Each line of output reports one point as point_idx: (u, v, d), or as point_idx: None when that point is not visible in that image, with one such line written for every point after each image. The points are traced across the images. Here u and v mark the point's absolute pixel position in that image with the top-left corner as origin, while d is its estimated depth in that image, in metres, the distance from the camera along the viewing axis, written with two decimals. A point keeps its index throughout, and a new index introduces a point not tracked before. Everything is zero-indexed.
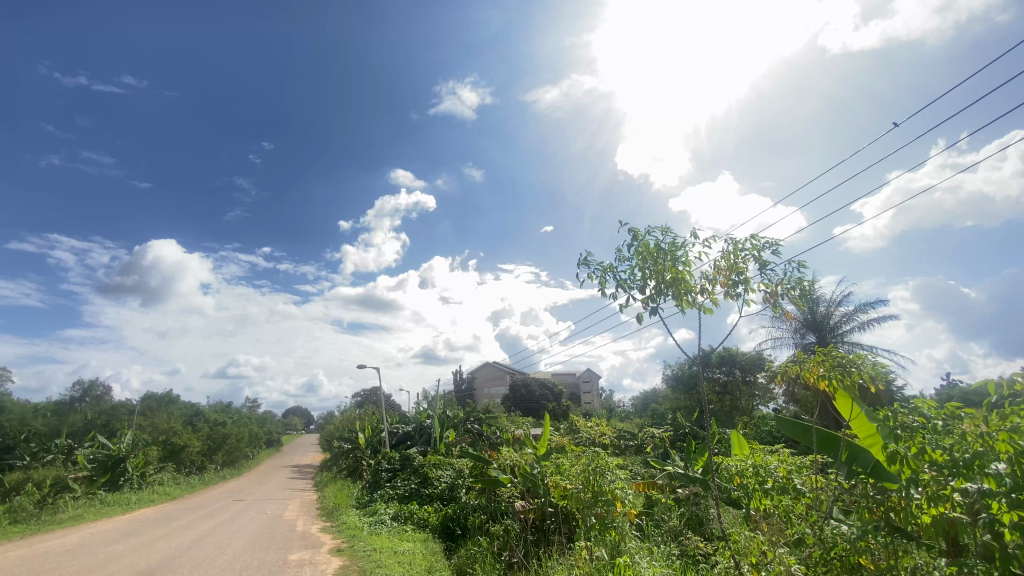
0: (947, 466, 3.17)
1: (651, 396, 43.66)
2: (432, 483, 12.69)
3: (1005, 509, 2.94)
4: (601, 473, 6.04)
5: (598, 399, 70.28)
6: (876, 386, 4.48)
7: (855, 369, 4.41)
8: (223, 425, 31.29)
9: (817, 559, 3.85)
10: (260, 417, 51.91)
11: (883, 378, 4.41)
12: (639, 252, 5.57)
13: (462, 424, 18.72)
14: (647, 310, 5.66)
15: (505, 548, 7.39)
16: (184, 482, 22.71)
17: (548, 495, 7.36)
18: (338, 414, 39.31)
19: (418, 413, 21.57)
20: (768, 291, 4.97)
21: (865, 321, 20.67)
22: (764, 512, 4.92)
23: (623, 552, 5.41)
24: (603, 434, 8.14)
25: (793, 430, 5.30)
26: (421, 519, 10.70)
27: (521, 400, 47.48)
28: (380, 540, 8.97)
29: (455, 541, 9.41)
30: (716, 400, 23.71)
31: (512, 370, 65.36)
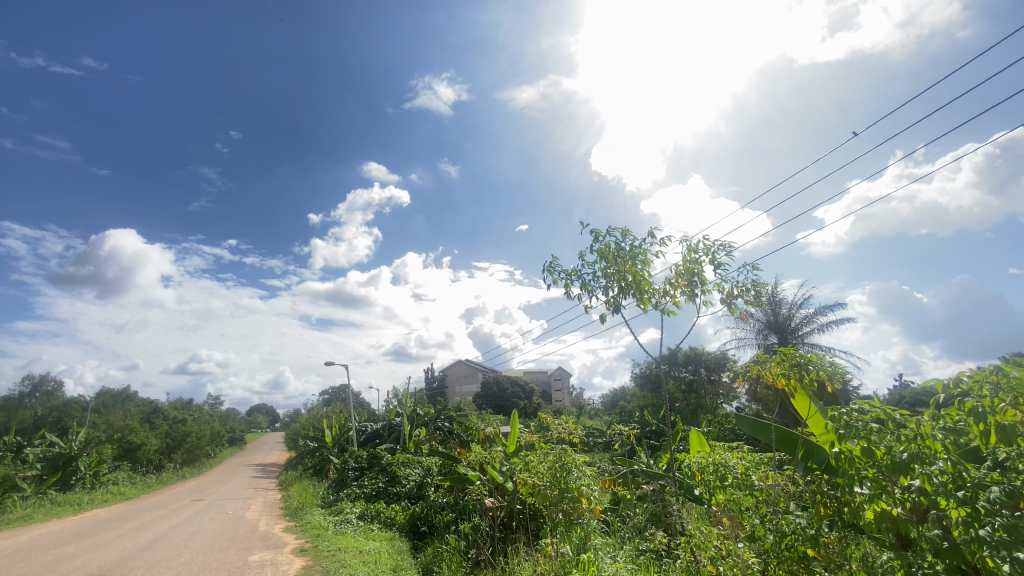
0: (892, 465, 3.30)
1: (620, 395, 44.30)
2: (400, 482, 12.55)
3: (951, 506, 3.08)
4: (568, 470, 6.09)
5: (569, 398, 70.87)
6: (832, 385, 4.66)
7: (812, 368, 4.57)
8: (184, 423, 30.21)
9: (769, 552, 4.00)
10: (224, 414, 50.41)
11: (839, 378, 4.58)
12: (603, 253, 5.65)
13: (433, 422, 18.59)
14: (610, 312, 5.75)
15: (472, 546, 7.38)
16: (140, 481, 21.83)
17: (515, 492, 7.39)
18: (306, 412, 38.51)
19: (388, 411, 21.32)
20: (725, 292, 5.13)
21: (824, 323, 21.44)
22: (723, 506, 5.05)
23: (588, 549, 5.47)
24: (571, 431, 8.18)
25: (754, 428, 5.46)
26: (388, 518, 10.56)
27: (492, 397, 47.51)
28: (345, 539, 8.81)
29: (422, 539, 9.34)
30: (682, 399, 24.21)
31: (483, 368, 65.24)
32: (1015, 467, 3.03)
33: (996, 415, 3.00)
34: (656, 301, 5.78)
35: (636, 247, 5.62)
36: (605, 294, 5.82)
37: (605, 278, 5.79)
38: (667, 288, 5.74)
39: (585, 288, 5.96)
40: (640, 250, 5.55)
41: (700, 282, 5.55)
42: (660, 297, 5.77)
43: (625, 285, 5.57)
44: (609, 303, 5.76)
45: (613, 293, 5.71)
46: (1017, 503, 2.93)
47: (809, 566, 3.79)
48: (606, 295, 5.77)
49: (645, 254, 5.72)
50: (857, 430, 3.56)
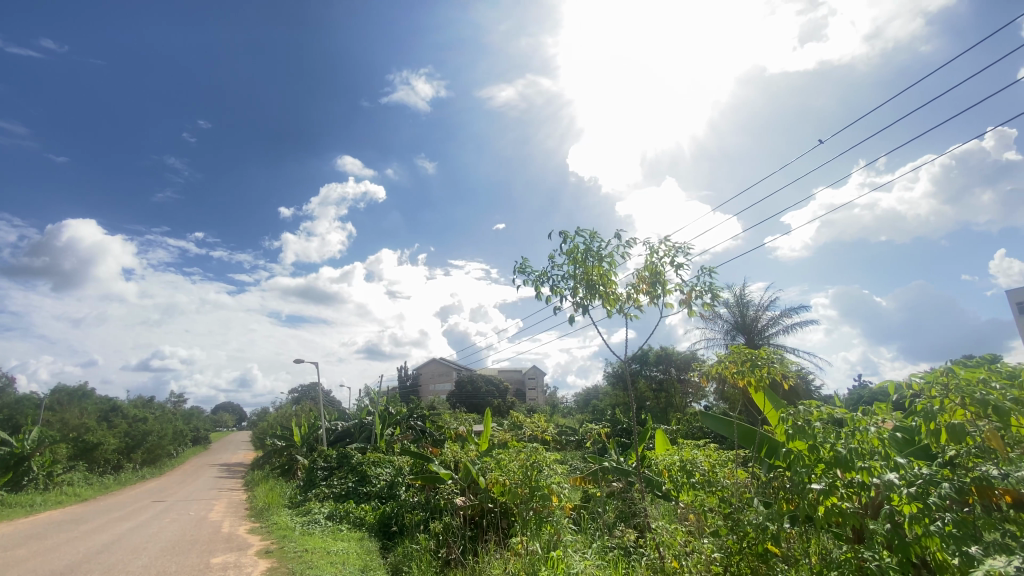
0: (843, 464, 3.44)
1: (592, 393, 44.76)
2: (370, 482, 12.41)
3: (901, 502, 3.24)
4: (538, 468, 6.18)
5: (543, 397, 71.23)
6: (788, 381, 5.03)
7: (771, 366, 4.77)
8: (145, 421, 29.13)
9: (731, 548, 4.14)
10: (187, 412, 48.83)
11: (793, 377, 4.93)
12: (571, 254, 5.71)
13: (405, 421, 18.40)
14: (577, 313, 5.81)
15: (443, 545, 7.34)
16: (97, 482, 20.97)
17: (487, 491, 7.40)
18: (274, 410, 37.67)
19: (359, 409, 21.04)
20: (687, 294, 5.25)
21: (789, 325, 22.10)
22: (690, 503, 5.15)
23: (557, 547, 5.50)
24: (544, 430, 8.22)
25: (718, 426, 5.59)
26: (357, 518, 10.43)
27: (466, 396, 47.33)
28: (312, 540, 8.68)
29: (392, 539, 9.26)
30: (652, 397, 24.58)
31: (457, 367, 64.96)
32: (961, 464, 3.19)
33: (942, 415, 3.15)
34: (621, 304, 5.87)
35: (603, 248, 5.70)
36: (572, 296, 5.88)
37: (572, 279, 5.86)
38: (631, 291, 5.84)
39: (554, 289, 6.00)
40: (607, 252, 5.63)
41: (663, 285, 5.66)
42: (625, 299, 5.86)
43: (592, 286, 5.64)
44: (576, 304, 5.82)
45: (580, 294, 5.76)
46: (965, 499, 3.09)
47: (767, 562, 3.93)
48: (573, 296, 5.83)
49: (611, 256, 5.80)
50: (808, 430, 3.68)
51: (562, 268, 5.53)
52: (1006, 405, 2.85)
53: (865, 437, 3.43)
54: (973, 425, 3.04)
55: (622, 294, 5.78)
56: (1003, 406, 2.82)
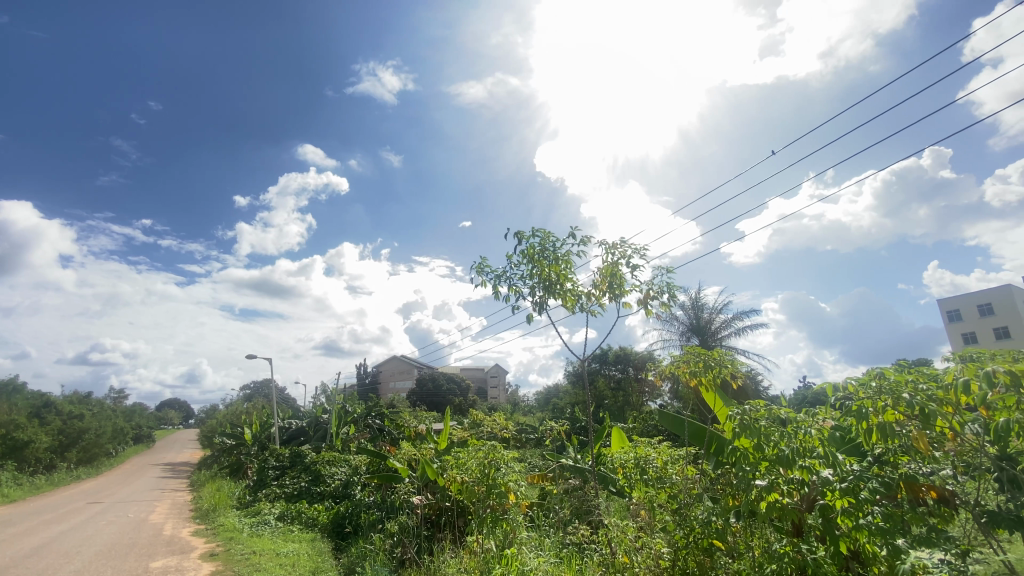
0: (786, 463, 3.61)
1: (552, 392, 45.28)
2: (324, 481, 12.12)
3: (835, 497, 3.44)
4: (496, 466, 6.19)
5: (504, 395, 71.40)
6: (738, 381, 5.20)
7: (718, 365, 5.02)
8: (81, 418, 27.42)
9: (679, 543, 4.30)
10: (130, 409, 46.22)
11: (741, 376, 5.11)
12: (527, 253, 5.75)
13: (363, 419, 18.02)
14: (536, 312, 5.87)
15: (398, 545, 7.23)
16: (26, 482, 19.58)
17: (444, 489, 7.36)
18: (225, 408, 36.20)
19: (315, 407, 20.50)
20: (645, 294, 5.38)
21: (740, 327, 23.01)
22: (642, 499, 5.29)
23: (512, 544, 5.54)
24: (503, 428, 8.21)
25: (671, 424, 5.76)
26: (310, 518, 10.19)
27: (427, 394, 46.82)
28: (261, 542, 8.40)
29: (345, 539, 9.09)
30: (610, 396, 25.02)
31: (418, 364, 64.21)
32: (891, 461, 3.40)
33: (875, 415, 3.33)
34: (579, 303, 5.96)
35: (560, 248, 5.78)
36: (530, 295, 5.93)
37: (530, 278, 5.91)
38: (590, 290, 5.94)
39: (512, 288, 6.04)
40: (564, 251, 5.70)
41: (620, 285, 5.78)
42: (584, 299, 5.96)
43: (549, 284, 5.69)
44: (535, 304, 5.89)
45: (538, 293, 5.82)
46: (893, 494, 3.30)
47: (712, 556, 4.13)
48: (531, 295, 5.88)
49: (569, 256, 5.89)
50: (754, 429, 3.84)
51: (519, 266, 5.57)
52: (930, 406, 3.04)
53: (805, 437, 3.60)
54: (901, 425, 3.23)
55: (580, 293, 5.86)
56: (930, 408, 2.99)
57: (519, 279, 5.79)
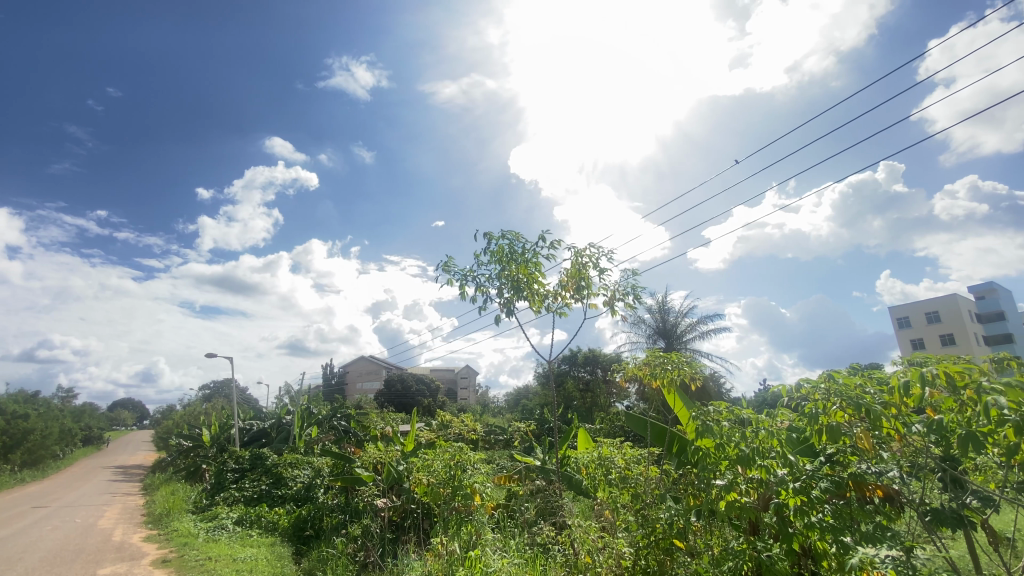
0: (745, 463, 3.71)
1: (521, 394, 45.45)
2: (285, 484, 11.82)
3: (790, 496, 3.55)
4: (461, 468, 6.15)
5: (474, 396, 71.13)
6: (696, 381, 5.38)
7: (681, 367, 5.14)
8: (25, 418, 25.95)
9: (641, 542, 4.37)
10: (80, 409, 43.96)
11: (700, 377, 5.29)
12: (496, 254, 5.76)
13: (328, 421, 17.65)
14: (504, 313, 5.88)
15: (361, 549, 7.10)
16: None
17: (410, 491, 7.28)
18: (183, 408, 34.85)
19: (278, 408, 19.96)
20: (607, 294, 5.54)
21: (705, 331, 23.60)
22: (606, 499, 5.36)
23: (477, 546, 5.54)
24: (471, 429, 8.18)
25: (634, 425, 5.84)
26: (270, 522, 9.92)
27: (395, 395, 46.21)
28: (217, 547, 8.13)
29: (306, 543, 8.88)
30: (579, 398, 25.28)
31: (387, 364, 63.46)
32: (842, 461, 3.53)
33: (825, 417, 3.45)
34: (547, 304, 6.00)
35: (528, 250, 5.81)
36: (498, 296, 5.94)
37: (498, 279, 5.91)
38: (557, 291, 5.99)
39: (480, 289, 6.04)
40: (532, 253, 5.73)
41: (587, 286, 5.84)
42: (551, 299, 6.00)
43: (517, 285, 5.70)
44: (502, 305, 5.90)
45: (506, 294, 5.83)
46: (843, 493, 3.43)
47: (672, 555, 4.22)
48: (499, 296, 5.88)
49: (537, 257, 5.93)
50: (715, 429, 3.95)
51: (488, 267, 5.57)
52: (875, 407, 3.16)
53: (764, 437, 3.71)
54: (850, 426, 3.36)
55: (548, 294, 5.91)
56: (875, 409, 3.12)
57: (487, 281, 5.80)
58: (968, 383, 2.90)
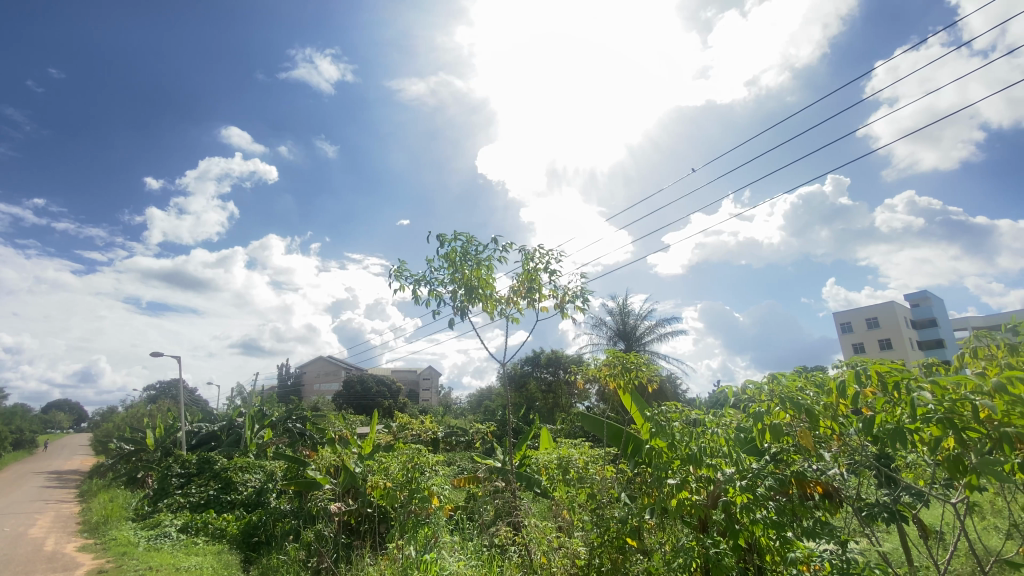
0: (695, 461, 3.84)
1: (485, 395, 45.43)
2: (235, 489, 11.40)
3: (736, 494, 3.70)
4: (420, 470, 6.08)
5: (436, 398, 70.48)
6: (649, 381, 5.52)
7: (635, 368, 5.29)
8: None
9: (595, 542, 4.45)
10: (8, 412, 40.82)
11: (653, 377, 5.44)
12: (448, 258, 5.75)
13: (282, 423, 17.10)
14: (457, 317, 5.87)
15: (314, 555, 6.92)
16: None
17: (366, 495, 7.13)
18: (125, 410, 32.94)
19: (229, 409, 19.19)
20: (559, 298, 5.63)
21: (663, 333, 24.25)
22: (563, 498, 5.40)
23: (433, 549, 5.48)
24: (431, 431, 8.11)
25: (591, 426, 5.92)
26: (217, 529, 9.54)
27: (354, 397, 45.23)
28: (158, 556, 7.74)
29: (256, 550, 8.59)
30: (541, 399, 25.55)
31: (347, 365, 62.16)
32: (785, 460, 3.68)
33: (769, 416, 3.60)
34: (500, 308, 6.04)
35: (481, 253, 5.83)
36: (452, 299, 5.93)
37: (451, 282, 5.90)
38: (511, 296, 6.04)
39: (433, 292, 6.01)
40: (485, 257, 5.75)
41: (538, 290, 5.90)
42: (504, 304, 6.05)
43: (470, 288, 5.70)
44: (456, 308, 5.88)
45: (459, 297, 5.81)
46: (787, 490, 3.60)
47: (625, 553, 4.31)
48: (453, 300, 5.87)
49: (490, 260, 5.96)
50: (667, 430, 4.08)
51: (440, 271, 5.56)
52: (814, 407, 3.31)
53: (713, 437, 3.85)
54: (791, 426, 3.53)
55: (500, 299, 5.95)
56: (813, 409, 3.28)
57: (440, 285, 5.78)
58: (898, 383, 3.07)
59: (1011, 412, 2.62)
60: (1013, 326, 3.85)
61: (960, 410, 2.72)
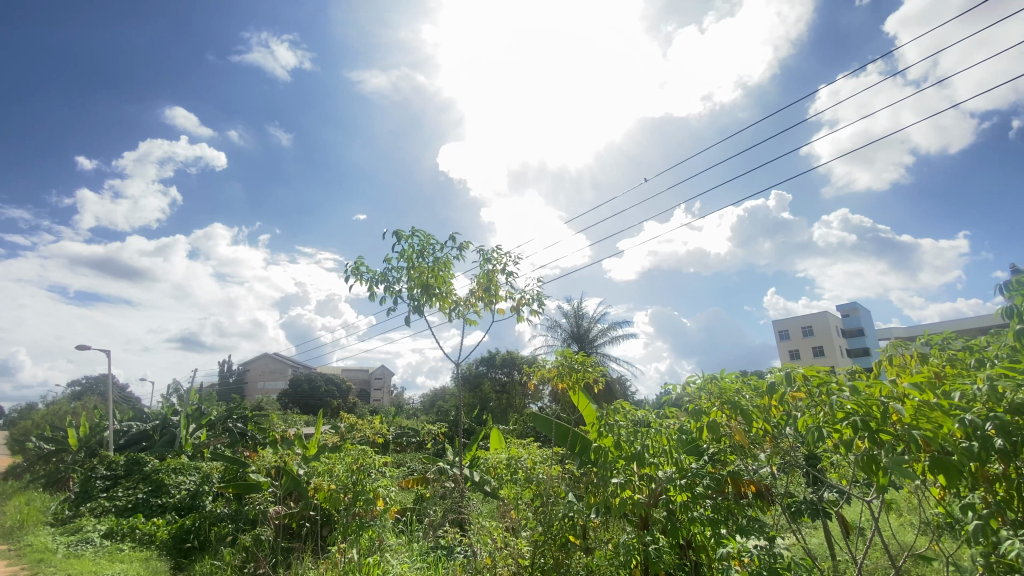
0: (638, 459, 3.99)
1: (438, 395, 45.09)
2: (168, 492, 10.76)
3: (675, 492, 3.85)
4: (365, 472, 5.92)
5: (388, 397, 69.13)
6: (598, 382, 5.63)
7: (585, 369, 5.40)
8: None
9: (540, 540, 4.51)
10: None
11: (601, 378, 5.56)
12: (405, 255, 5.68)
13: (221, 422, 16.28)
14: (413, 316, 5.81)
15: (251, 560, 6.64)
16: None
17: (309, 497, 6.92)
18: (44, 407, 30.39)
19: (164, 408, 18.08)
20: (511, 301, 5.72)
21: (615, 337, 24.87)
22: (511, 497, 5.43)
23: (377, 552, 5.40)
24: (380, 432, 7.99)
25: (540, 426, 5.98)
26: (147, 534, 9.01)
27: (300, 395, 43.74)
28: (79, 563, 7.21)
29: (190, 556, 8.16)
30: (494, 399, 25.63)
31: (295, 363, 60.06)
32: (722, 459, 3.86)
33: (707, 417, 3.76)
34: (456, 309, 6.02)
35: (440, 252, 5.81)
36: (407, 298, 5.86)
37: (407, 280, 5.82)
38: (468, 298, 6.03)
39: (388, 290, 5.93)
40: (443, 255, 5.73)
41: (495, 292, 5.93)
42: (461, 305, 6.03)
43: (427, 287, 5.66)
44: (412, 307, 5.81)
45: (416, 295, 5.75)
46: (723, 489, 3.78)
47: (567, 550, 4.41)
48: (409, 298, 5.80)
49: (447, 260, 5.93)
50: (613, 430, 4.20)
51: (396, 268, 5.50)
52: (747, 408, 3.49)
53: (654, 437, 3.99)
54: (726, 426, 3.71)
55: (457, 299, 5.93)
56: (746, 411, 3.46)
57: (396, 282, 5.71)
58: (822, 386, 3.28)
59: (918, 415, 2.85)
60: (926, 337, 4.15)
61: (875, 412, 2.94)
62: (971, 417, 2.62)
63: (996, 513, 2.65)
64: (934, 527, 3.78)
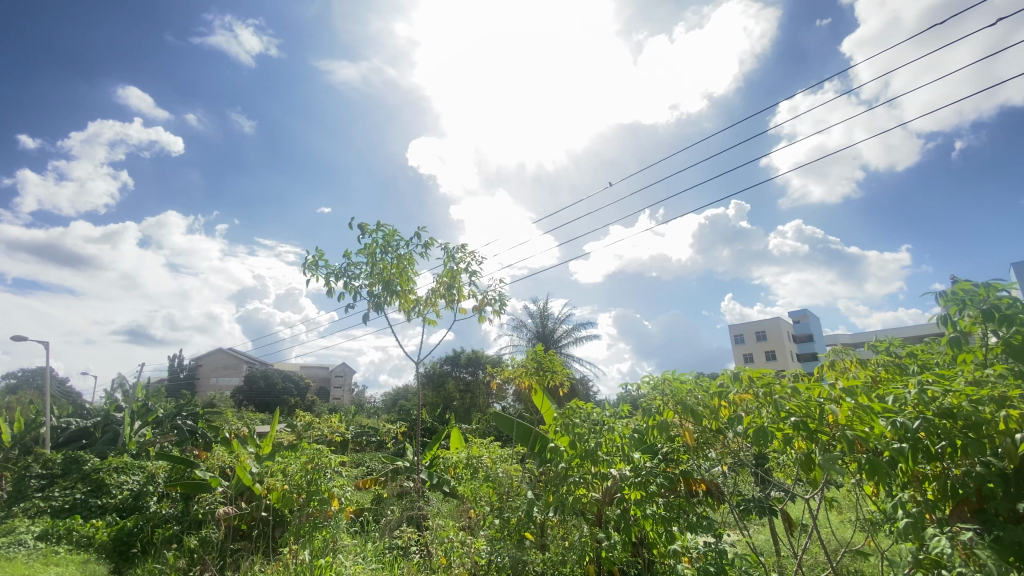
0: (592, 458, 4.07)
1: (400, 394, 44.58)
2: (109, 492, 10.23)
3: (629, 490, 3.94)
4: (320, 471, 5.78)
5: (349, 395, 67.79)
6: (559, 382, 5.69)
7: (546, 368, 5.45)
8: None
9: (497, 537, 4.55)
10: None
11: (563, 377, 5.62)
12: (367, 250, 5.60)
13: (169, 420, 15.59)
14: (373, 313, 5.73)
15: (197, 562, 6.41)
16: None
17: (262, 498, 6.74)
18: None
19: (106, 404, 17.18)
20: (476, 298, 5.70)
21: (579, 338, 25.21)
22: (470, 496, 5.41)
23: (330, 552, 5.30)
24: (337, 431, 7.85)
25: (502, 425, 5.99)
26: (84, 537, 8.53)
27: (256, 393, 42.34)
28: (7, 567, 6.78)
29: (131, 559, 7.79)
30: (458, 399, 25.53)
31: (251, 359, 58.12)
32: (675, 459, 3.97)
33: (660, 417, 3.87)
34: (418, 307, 5.98)
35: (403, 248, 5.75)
36: (368, 294, 5.77)
37: (368, 277, 5.74)
38: (431, 296, 5.99)
39: (349, 286, 5.83)
40: (407, 252, 5.67)
41: (458, 290, 5.92)
42: (423, 303, 5.99)
43: (389, 283, 5.59)
44: (373, 303, 5.73)
45: (377, 292, 5.67)
46: (674, 487, 3.89)
47: (523, 547, 4.46)
48: (370, 294, 5.72)
49: (411, 257, 5.87)
50: (570, 428, 4.28)
51: (358, 265, 5.41)
52: (698, 408, 3.62)
53: (609, 435, 4.08)
54: (677, 425, 3.82)
55: (418, 298, 5.89)
56: (696, 411, 3.57)
57: (356, 278, 5.62)
58: (767, 387, 3.43)
59: (853, 416, 3.02)
60: (873, 344, 4.39)
61: (813, 413, 3.10)
62: (900, 419, 2.78)
63: (925, 510, 2.83)
64: (871, 524, 3.98)
